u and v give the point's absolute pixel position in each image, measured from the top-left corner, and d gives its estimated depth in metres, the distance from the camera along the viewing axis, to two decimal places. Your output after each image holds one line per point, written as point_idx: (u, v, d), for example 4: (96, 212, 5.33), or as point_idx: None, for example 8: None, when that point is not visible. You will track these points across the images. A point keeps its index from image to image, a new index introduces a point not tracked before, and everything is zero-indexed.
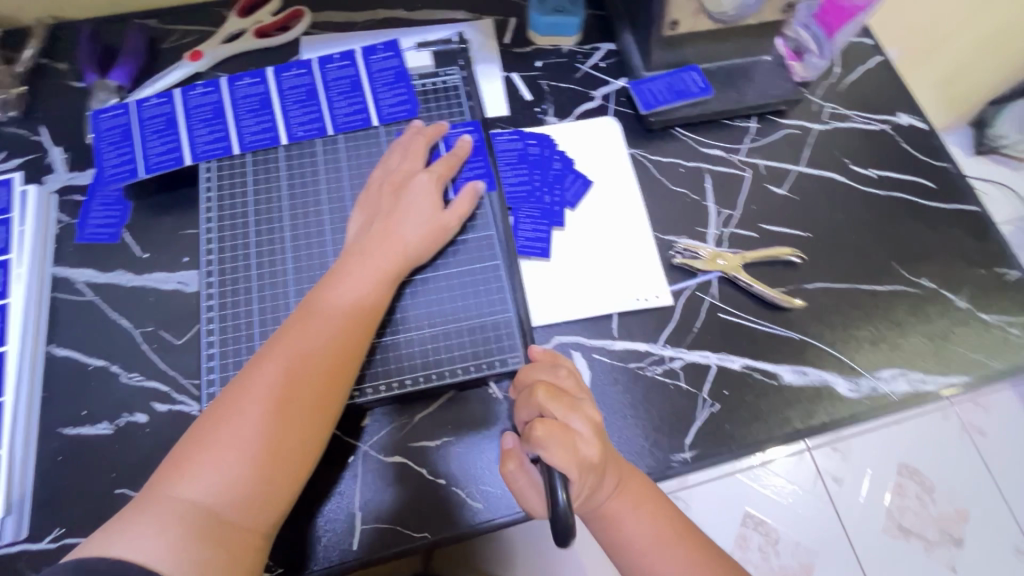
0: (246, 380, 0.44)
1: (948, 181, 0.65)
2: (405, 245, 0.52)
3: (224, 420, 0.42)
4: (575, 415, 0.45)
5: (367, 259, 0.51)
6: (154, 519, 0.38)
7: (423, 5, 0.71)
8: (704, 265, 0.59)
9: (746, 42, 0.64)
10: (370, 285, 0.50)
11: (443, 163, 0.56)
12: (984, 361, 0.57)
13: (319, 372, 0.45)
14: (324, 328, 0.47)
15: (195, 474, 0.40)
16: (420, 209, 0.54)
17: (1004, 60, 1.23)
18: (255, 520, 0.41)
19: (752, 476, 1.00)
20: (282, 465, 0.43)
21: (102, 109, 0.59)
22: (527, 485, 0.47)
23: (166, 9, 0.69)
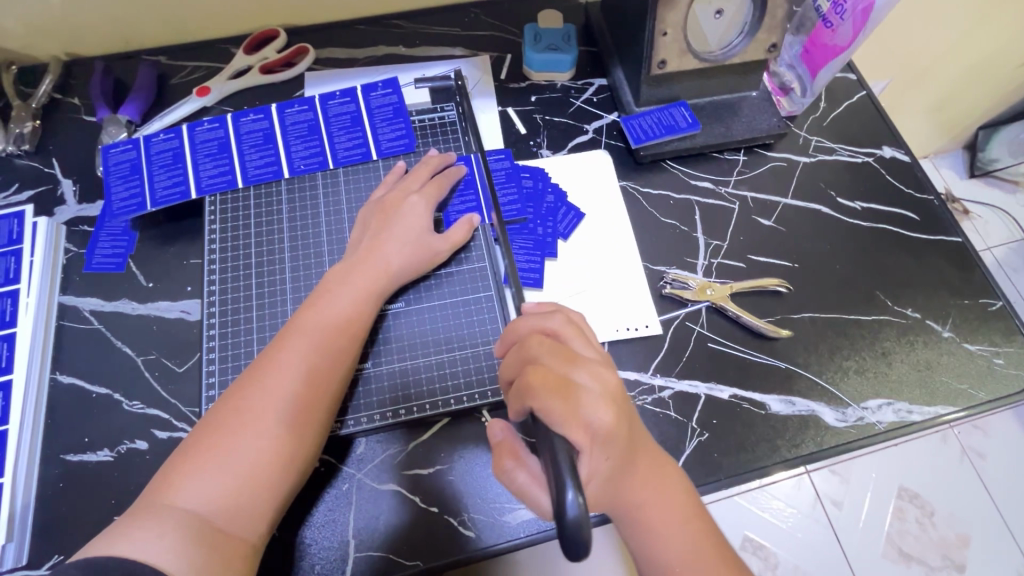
0: (236, 396, 0.45)
1: (932, 214, 0.67)
2: (390, 265, 0.54)
3: (219, 431, 0.44)
4: (578, 370, 0.43)
5: (356, 275, 0.52)
6: (153, 525, 0.39)
7: (422, 42, 0.74)
8: (693, 295, 0.60)
9: (733, 79, 0.67)
10: (361, 301, 0.52)
11: (434, 184, 0.58)
12: (969, 391, 0.58)
13: (309, 387, 0.47)
14: (315, 343, 0.48)
15: (189, 483, 0.41)
16: (409, 230, 0.55)
17: (992, 90, 1.26)
18: (248, 530, 0.42)
19: (751, 499, 1.20)
20: (274, 476, 0.44)
21: (113, 145, 0.61)
22: (528, 481, 0.43)
23: (175, 46, 0.72)
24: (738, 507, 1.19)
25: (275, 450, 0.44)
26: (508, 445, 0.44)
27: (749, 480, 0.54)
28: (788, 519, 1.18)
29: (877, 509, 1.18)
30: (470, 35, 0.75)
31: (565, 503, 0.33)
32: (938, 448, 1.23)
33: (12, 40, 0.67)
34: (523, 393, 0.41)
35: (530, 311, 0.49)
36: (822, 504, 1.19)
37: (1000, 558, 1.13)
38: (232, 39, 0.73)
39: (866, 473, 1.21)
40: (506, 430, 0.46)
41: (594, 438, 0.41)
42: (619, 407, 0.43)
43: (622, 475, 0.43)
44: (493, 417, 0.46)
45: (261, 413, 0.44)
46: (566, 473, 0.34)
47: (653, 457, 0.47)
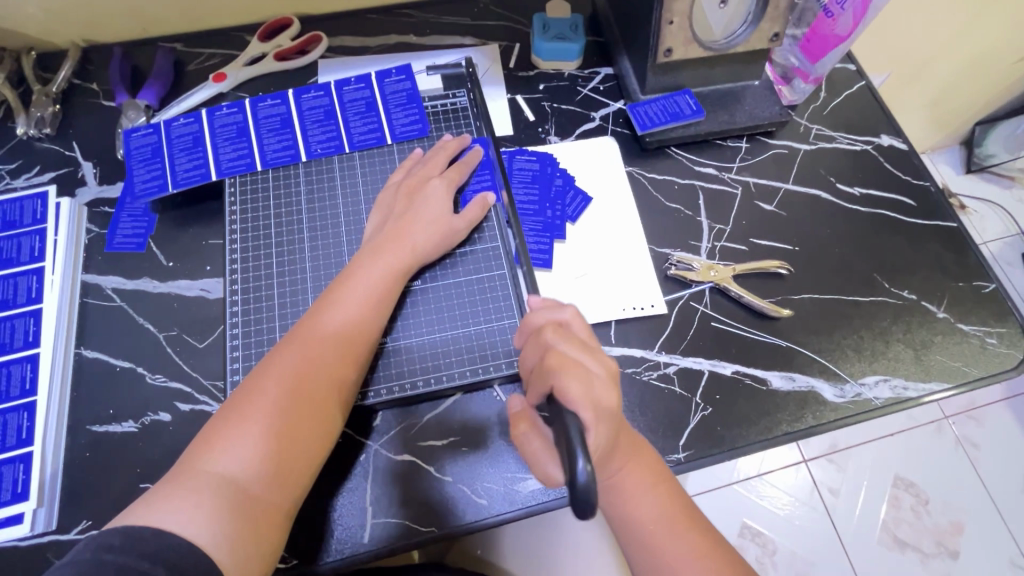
0: (266, 369, 0.47)
1: (928, 200, 0.69)
2: (415, 245, 0.55)
3: (253, 397, 0.45)
4: (589, 358, 0.46)
5: (380, 255, 0.54)
6: (189, 491, 0.41)
7: (433, 31, 0.76)
8: (698, 276, 0.62)
9: (735, 68, 0.68)
10: (389, 280, 0.53)
11: (455, 170, 0.60)
12: (963, 369, 0.60)
13: (340, 359, 0.49)
14: (345, 320, 0.50)
15: (223, 451, 0.43)
16: (431, 212, 0.57)
17: (991, 86, 1.29)
18: (279, 496, 0.44)
19: (749, 487, 1.22)
20: (302, 446, 0.45)
21: (133, 128, 0.63)
22: (540, 446, 0.46)
23: (191, 33, 0.74)
24: (738, 497, 1.21)
25: (306, 420, 0.46)
26: (525, 415, 0.48)
27: (750, 453, 0.56)
28: (786, 506, 1.20)
29: (873, 496, 1.21)
30: (480, 25, 0.76)
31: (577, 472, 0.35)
32: (933, 437, 1.26)
33: (31, 26, 0.68)
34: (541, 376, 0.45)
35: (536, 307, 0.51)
36: (819, 492, 1.21)
37: (993, 545, 1.16)
38: (247, 26, 0.75)
39: (863, 461, 1.24)
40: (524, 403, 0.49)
41: (599, 413, 0.43)
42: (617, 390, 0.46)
43: (609, 454, 0.46)
44: (516, 393, 0.50)
45: (290, 385, 0.46)
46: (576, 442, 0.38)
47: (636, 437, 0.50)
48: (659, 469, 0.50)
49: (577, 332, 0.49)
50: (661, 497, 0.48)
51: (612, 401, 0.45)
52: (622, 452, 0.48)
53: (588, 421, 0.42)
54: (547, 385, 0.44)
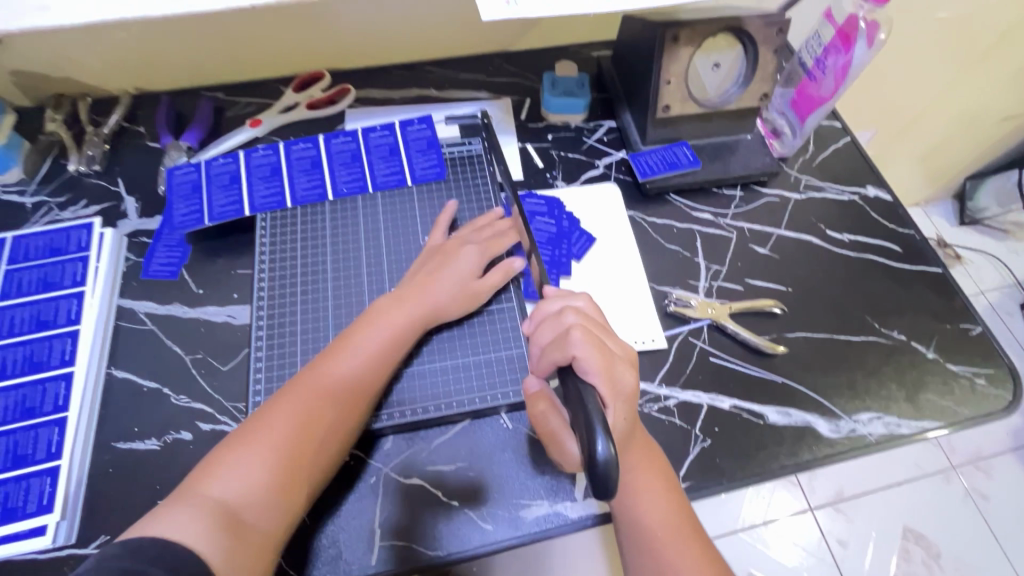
0: (277, 402, 0.50)
1: (913, 246, 0.73)
2: (438, 296, 0.59)
3: (260, 429, 0.48)
4: (612, 338, 0.50)
5: (402, 304, 0.57)
6: (187, 509, 0.43)
7: (452, 86, 0.83)
8: (695, 313, 0.66)
9: (729, 123, 0.74)
10: (402, 330, 0.56)
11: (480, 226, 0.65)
12: (954, 408, 0.62)
13: (347, 402, 0.52)
14: (358, 364, 0.53)
15: (224, 475, 0.46)
16: (460, 267, 0.60)
17: (977, 144, 1.36)
18: (271, 526, 0.45)
19: (756, 536, 1.20)
20: (297, 481, 0.48)
21: (176, 166, 0.69)
22: (558, 424, 0.50)
23: (231, 84, 0.81)
24: (745, 546, 1.19)
25: (306, 454, 0.49)
26: (543, 395, 0.51)
27: (749, 486, 0.58)
28: (794, 557, 1.18)
29: (883, 548, 1.19)
30: (495, 81, 0.83)
31: (597, 449, 0.38)
32: (940, 487, 1.26)
33: (90, 75, 0.76)
34: (562, 345, 0.47)
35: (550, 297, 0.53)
36: (828, 543, 1.19)
37: None
38: (283, 79, 0.82)
39: (870, 511, 1.23)
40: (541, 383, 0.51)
41: (617, 392, 0.47)
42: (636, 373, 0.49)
43: (623, 446, 0.49)
44: (532, 371, 0.51)
45: (296, 422, 0.49)
46: (596, 422, 0.39)
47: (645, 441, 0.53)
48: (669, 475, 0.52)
49: (593, 313, 0.51)
50: (671, 506, 0.50)
51: (631, 383, 0.48)
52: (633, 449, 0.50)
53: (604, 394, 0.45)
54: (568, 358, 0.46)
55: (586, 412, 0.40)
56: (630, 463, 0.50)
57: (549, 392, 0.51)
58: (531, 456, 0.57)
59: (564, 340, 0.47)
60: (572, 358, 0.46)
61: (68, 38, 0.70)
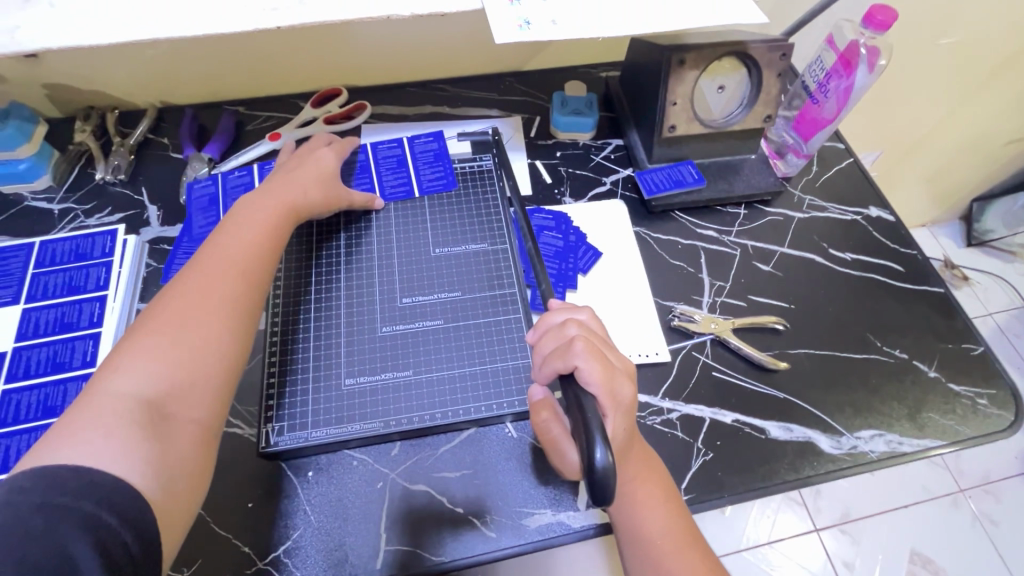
0: (171, 298, 0.48)
1: (915, 266, 0.74)
2: (305, 195, 0.61)
3: (157, 324, 0.46)
4: (611, 352, 0.51)
5: (237, 214, 0.57)
6: (98, 414, 0.41)
7: (464, 104, 0.86)
8: (699, 328, 0.67)
9: (733, 143, 0.76)
10: (274, 221, 0.57)
11: (338, 145, 0.70)
12: (956, 428, 0.62)
13: (244, 279, 0.51)
14: (238, 248, 0.53)
15: (125, 375, 0.43)
16: (313, 170, 0.64)
17: (983, 167, 1.38)
18: (193, 412, 0.45)
19: (760, 556, 1.20)
20: (211, 367, 0.46)
21: (195, 181, 0.72)
22: (561, 433, 0.51)
23: (252, 99, 0.84)
24: (749, 565, 1.18)
25: (217, 337, 0.48)
26: (546, 403, 0.53)
27: (750, 500, 0.58)
28: None
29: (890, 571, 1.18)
30: (506, 99, 0.86)
31: (595, 454, 0.39)
32: (948, 511, 1.24)
33: (120, 89, 0.79)
34: (563, 353, 0.48)
35: (554, 309, 0.55)
36: (834, 565, 1.18)
37: None
38: (302, 94, 0.85)
39: (877, 533, 1.22)
40: (545, 393, 0.53)
41: (618, 404, 0.47)
42: (635, 386, 0.50)
43: (624, 456, 0.50)
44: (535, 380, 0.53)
45: (203, 307, 0.48)
46: (595, 430, 0.40)
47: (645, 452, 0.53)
48: (668, 484, 0.53)
49: (593, 327, 0.53)
50: (671, 513, 0.51)
51: (629, 395, 0.48)
52: (632, 460, 0.51)
53: (605, 406, 0.46)
54: (569, 369, 0.47)
55: (585, 420, 0.41)
56: (629, 474, 0.51)
57: (552, 401, 0.53)
58: (536, 465, 0.58)
59: (565, 350, 0.48)
60: (573, 368, 0.47)
61: (101, 54, 0.73)
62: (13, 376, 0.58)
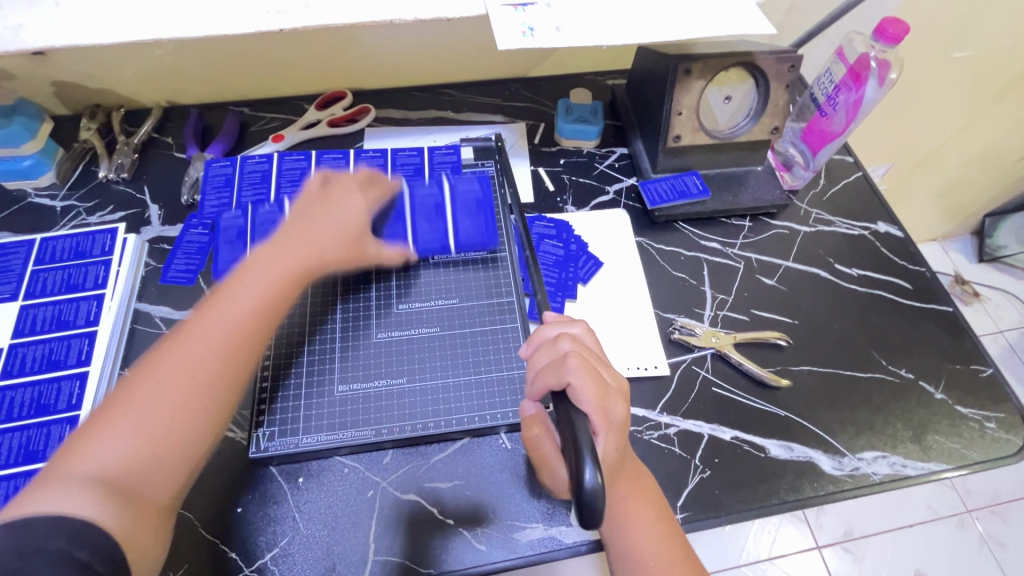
0: (160, 368, 0.45)
1: (924, 284, 0.72)
2: (321, 251, 0.55)
3: (139, 397, 0.44)
4: (606, 369, 0.50)
5: (251, 272, 0.52)
6: (66, 484, 0.39)
7: (469, 109, 0.85)
8: (700, 342, 0.66)
9: (739, 154, 0.75)
10: (284, 285, 0.52)
11: (371, 189, 0.62)
12: (963, 451, 0.61)
13: (236, 356, 0.47)
14: (241, 315, 0.49)
15: (99, 447, 0.41)
16: (338, 223, 0.57)
17: (996, 182, 1.35)
18: (162, 492, 0.42)
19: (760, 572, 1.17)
20: (185, 450, 0.44)
21: (215, 160, 0.72)
22: (552, 450, 0.50)
23: (257, 99, 0.84)
24: None
25: (196, 419, 0.44)
26: (538, 419, 0.51)
27: (748, 520, 0.57)
28: None
29: None
30: (511, 105, 0.86)
31: (585, 475, 0.38)
32: (953, 531, 1.22)
33: (125, 88, 0.79)
34: (557, 369, 0.47)
35: (549, 322, 0.54)
36: None
37: None
38: (307, 96, 0.85)
39: (880, 553, 1.19)
40: (536, 408, 0.52)
41: (609, 424, 0.46)
42: (627, 404, 0.49)
43: (613, 476, 0.49)
44: (528, 394, 0.52)
45: (186, 385, 0.45)
46: (585, 450, 0.39)
47: (635, 472, 0.52)
48: (660, 503, 0.51)
49: (587, 342, 0.52)
50: (662, 533, 0.50)
51: (621, 415, 0.47)
52: (622, 480, 0.50)
53: (596, 424, 0.45)
54: (563, 386, 0.46)
55: (575, 439, 0.40)
56: (618, 493, 0.50)
57: (543, 416, 0.52)
58: (529, 478, 0.57)
59: (559, 365, 0.47)
60: (566, 384, 0.46)
61: (108, 53, 0.74)
62: (8, 372, 0.58)
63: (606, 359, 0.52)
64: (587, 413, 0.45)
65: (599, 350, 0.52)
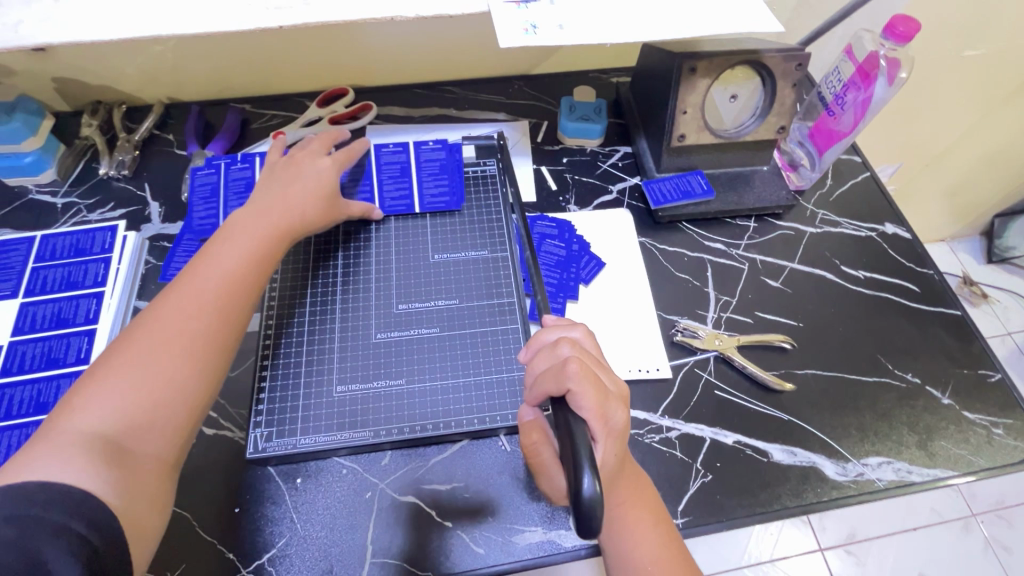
0: (146, 329, 0.46)
1: (932, 287, 0.71)
2: (298, 212, 0.57)
3: (127, 357, 0.44)
4: (605, 373, 0.49)
5: (228, 236, 0.53)
6: (63, 446, 0.39)
7: (471, 107, 0.84)
8: (703, 344, 0.65)
9: (745, 154, 0.74)
10: (261, 243, 0.54)
11: (342, 154, 0.65)
12: (970, 458, 0.60)
13: (223, 312, 0.49)
14: (221, 275, 0.50)
15: (88, 409, 0.42)
16: (310, 183, 0.59)
17: (1006, 182, 1.33)
18: (158, 448, 0.43)
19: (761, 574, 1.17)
20: (178, 404, 0.45)
21: (200, 167, 0.70)
22: (550, 457, 0.49)
23: (258, 96, 0.84)
24: None
25: (189, 374, 0.45)
26: (537, 425, 0.50)
27: (750, 525, 0.56)
28: None
29: None
30: (514, 103, 0.85)
31: (584, 484, 0.37)
32: (957, 535, 1.21)
33: (127, 84, 0.79)
34: (557, 375, 0.46)
35: (548, 325, 0.54)
36: None
37: None
38: (308, 93, 0.85)
39: (882, 556, 1.18)
40: (536, 414, 0.51)
41: (609, 430, 0.46)
42: (628, 410, 0.49)
43: (614, 480, 0.48)
44: (527, 400, 0.51)
45: (174, 341, 0.46)
46: (584, 457, 0.39)
47: (635, 478, 0.51)
48: (660, 510, 0.51)
49: (586, 345, 0.51)
50: (662, 540, 0.49)
51: (622, 421, 0.47)
52: (622, 485, 0.50)
53: (596, 432, 0.44)
54: (563, 393, 0.45)
55: (574, 446, 0.40)
56: (618, 498, 0.49)
57: (543, 423, 0.50)
58: (528, 481, 0.57)
59: (558, 371, 0.46)
60: (565, 391, 0.45)
61: (109, 49, 0.73)
62: (7, 370, 0.58)
63: (606, 362, 0.51)
64: (586, 419, 0.44)
65: (598, 353, 0.51)
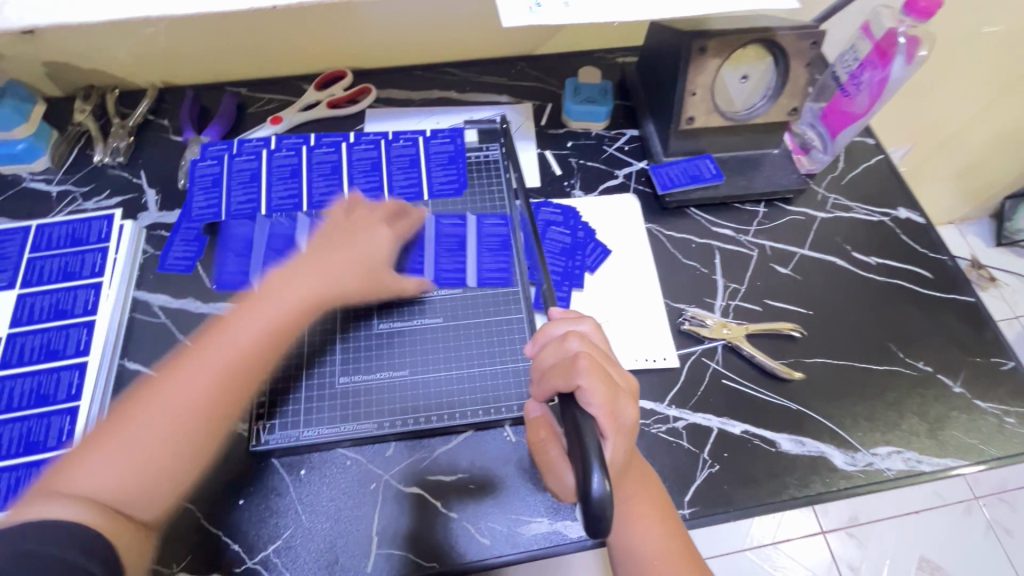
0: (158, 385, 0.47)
1: (946, 273, 0.69)
2: (341, 286, 0.55)
3: (131, 413, 0.46)
4: (615, 368, 0.48)
5: (252, 306, 0.52)
6: (57, 499, 0.41)
7: (473, 89, 0.82)
8: (710, 333, 0.64)
9: (755, 137, 0.72)
10: (274, 337, 0.51)
11: (402, 224, 0.63)
12: (981, 447, 0.59)
13: (226, 388, 0.48)
14: (232, 355, 0.49)
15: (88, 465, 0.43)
16: (363, 257, 0.57)
17: (1019, 163, 1.30)
18: (145, 508, 0.45)
19: (763, 556, 1.17)
20: (170, 468, 0.46)
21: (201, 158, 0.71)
22: (558, 454, 0.49)
23: (254, 79, 0.82)
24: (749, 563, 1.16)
25: (177, 446, 0.46)
26: (543, 422, 0.50)
27: (756, 515, 0.56)
28: None
29: None
30: (517, 85, 0.82)
31: (593, 484, 0.36)
32: (959, 517, 1.21)
33: (119, 68, 0.77)
34: (567, 371, 0.45)
35: (556, 318, 0.53)
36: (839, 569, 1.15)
37: None
38: (306, 76, 0.83)
39: (884, 539, 1.19)
40: (542, 411, 0.51)
41: (618, 427, 0.45)
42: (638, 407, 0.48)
43: (623, 475, 0.48)
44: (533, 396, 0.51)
45: (173, 405, 0.46)
46: (593, 455, 0.38)
47: (642, 473, 0.51)
48: (666, 504, 0.50)
49: (595, 340, 0.50)
50: (668, 534, 0.49)
51: (631, 417, 0.46)
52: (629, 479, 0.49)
53: (605, 429, 0.43)
54: (572, 389, 0.44)
55: (583, 444, 0.39)
56: (625, 492, 0.49)
57: (550, 421, 0.51)
58: (534, 471, 0.56)
59: (567, 366, 0.45)
60: (574, 387, 0.44)
61: (100, 31, 0.71)
62: (7, 363, 0.58)
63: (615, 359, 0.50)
64: (595, 416, 0.43)
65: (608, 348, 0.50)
